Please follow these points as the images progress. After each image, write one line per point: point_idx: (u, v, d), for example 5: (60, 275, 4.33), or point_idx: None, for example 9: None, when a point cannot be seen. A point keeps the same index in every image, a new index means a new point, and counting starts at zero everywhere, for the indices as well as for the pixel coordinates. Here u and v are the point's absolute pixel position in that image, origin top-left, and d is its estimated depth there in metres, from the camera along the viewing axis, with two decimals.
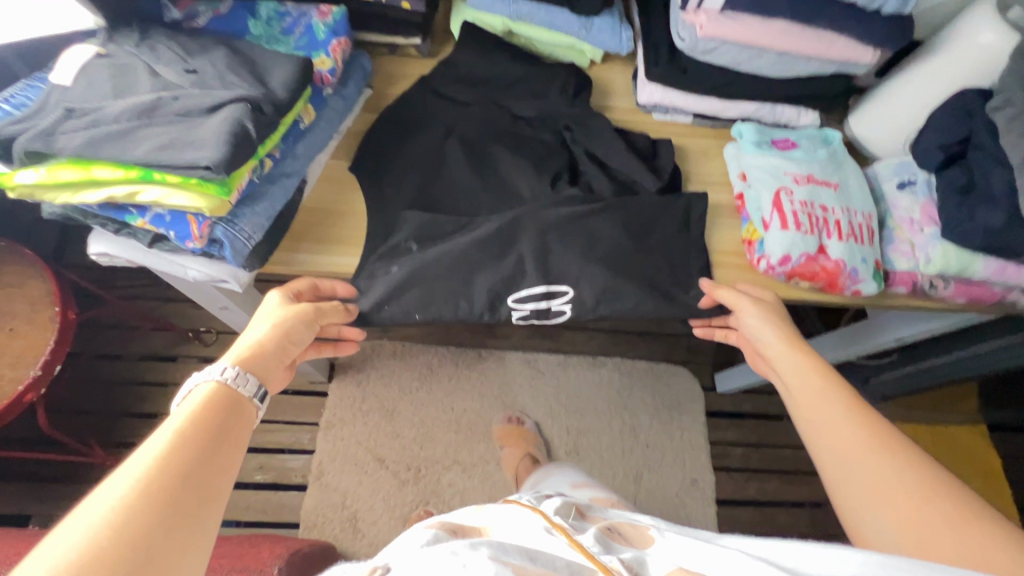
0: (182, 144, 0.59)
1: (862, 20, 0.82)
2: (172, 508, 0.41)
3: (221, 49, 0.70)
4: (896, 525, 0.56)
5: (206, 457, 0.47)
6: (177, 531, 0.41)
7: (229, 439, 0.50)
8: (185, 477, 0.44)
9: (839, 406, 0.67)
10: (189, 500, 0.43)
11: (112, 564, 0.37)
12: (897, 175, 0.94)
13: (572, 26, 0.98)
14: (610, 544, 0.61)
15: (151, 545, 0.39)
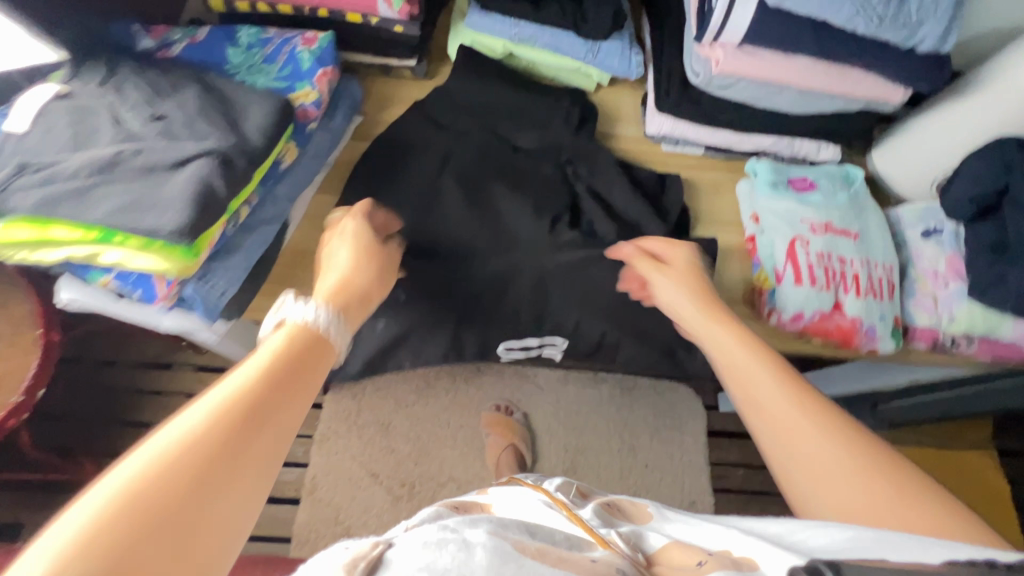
0: (145, 206, 0.54)
1: (895, 59, 0.74)
2: (235, 445, 0.38)
3: (193, 88, 0.65)
4: (838, 500, 0.50)
5: (280, 394, 0.43)
6: (236, 482, 0.38)
7: (304, 377, 0.47)
8: (254, 414, 0.41)
9: (768, 369, 0.60)
10: (251, 437, 0.39)
11: (165, 498, 0.34)
12: (922, 222, 0.88)
13: (578, 51, 0.91)
14: (608, 519, 0.60)
15: (220, 479, 0.37)
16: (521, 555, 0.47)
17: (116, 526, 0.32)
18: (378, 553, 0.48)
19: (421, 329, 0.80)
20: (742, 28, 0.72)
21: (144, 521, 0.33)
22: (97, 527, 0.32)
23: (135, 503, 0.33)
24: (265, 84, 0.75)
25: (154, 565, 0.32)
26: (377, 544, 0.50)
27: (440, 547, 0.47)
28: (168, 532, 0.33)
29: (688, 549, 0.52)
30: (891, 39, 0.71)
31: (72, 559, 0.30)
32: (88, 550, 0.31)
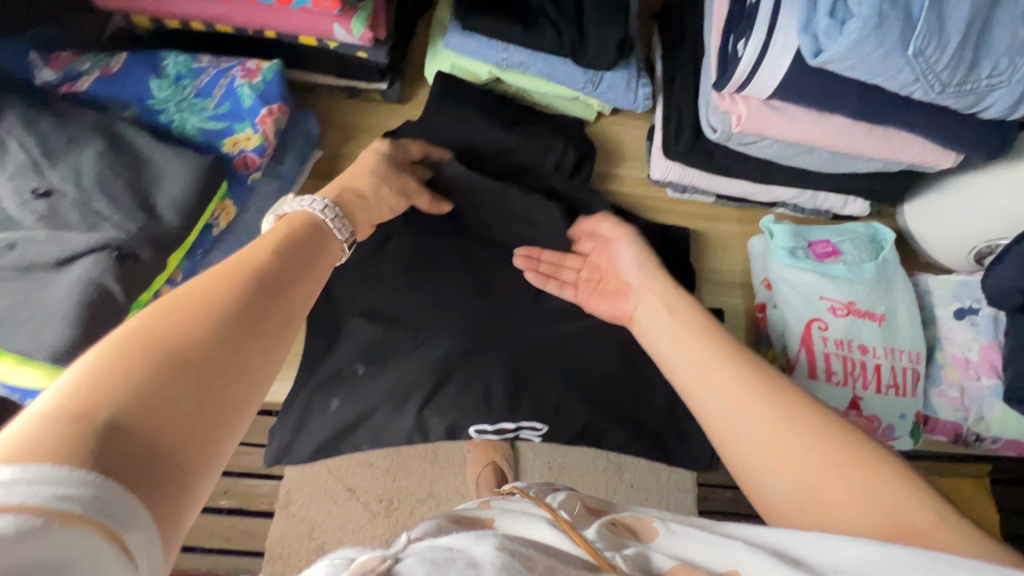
0: (18, 318, 0.44)
1: (951, 127, 0.62)
2: (228, 332, 0.33)
3: (95, 143, 0.53)
4: (796, 472, 0.41)
5: (292, 277, 0.40)
6: (249, 340, 0.34)
7: (316, 271, 0.43)
8: (266, 285, 0.37)
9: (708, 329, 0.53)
10: (266, 306, 0.36)
11: (165, 361, 0.29)
12: (957, 299, 0.78)
13: (576, 81, 0.78)
14: (613, 536, 0.39)
15: (206, 356, 0.31)
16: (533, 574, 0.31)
17: (109, 389, 0.27)
18: (388, 567, 0.30)
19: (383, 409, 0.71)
20: (772, 83, 0.60)
21: (148, 380, 0.28)
22: (92, 393, 0.27)
23: (139, 361, 0.29)
24: (197, 125, 0.62)
25: (151, 439, 0.27)
26: (384, 556, 0.31)
27: (447, 567, 0.30)
28: (173, 381, 0.29)
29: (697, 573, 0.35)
30: (953, 104, 0.59)
31: (76, 414, 0.26)
32: (89, 406, 0.26)
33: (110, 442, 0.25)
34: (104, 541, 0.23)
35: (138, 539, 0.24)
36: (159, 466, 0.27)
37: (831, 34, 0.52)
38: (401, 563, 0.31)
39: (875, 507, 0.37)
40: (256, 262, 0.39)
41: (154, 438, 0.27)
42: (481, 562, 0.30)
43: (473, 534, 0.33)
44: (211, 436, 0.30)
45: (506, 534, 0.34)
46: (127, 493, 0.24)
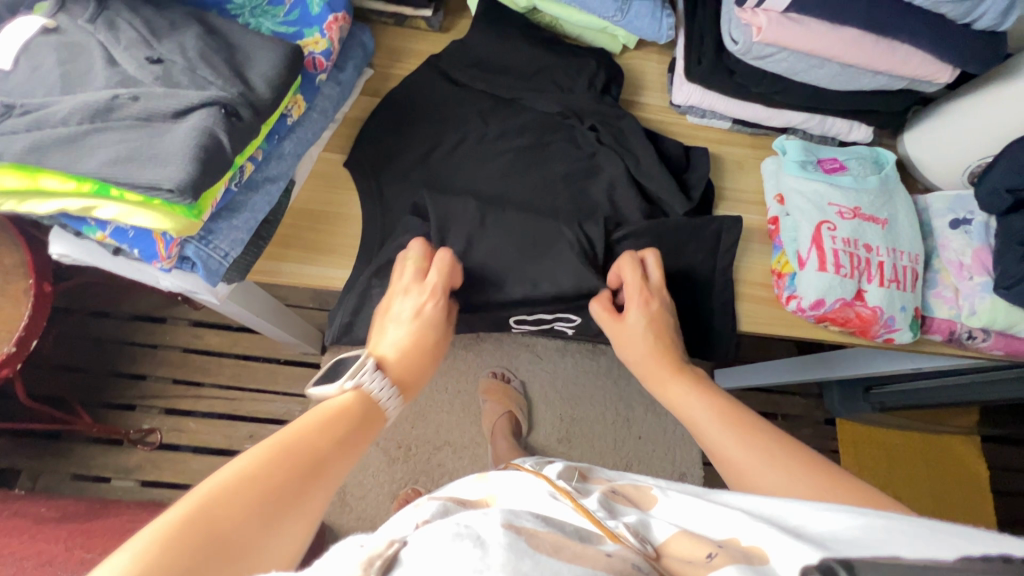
0: (141, 157, 0.50)
1: (949, 36, 0.70)
2: (266, 510, 0.44)
3: (192, 27, 0.59)
4: (770, 470, 0.58)
5: (324, 455, 0.51)
6: (278, 515, 0.44)
7: (341, 443, 0.54)
8: (305, 470, 0.49)
9: (713, 408, 0.69)
10: (299, 488, 0.47)
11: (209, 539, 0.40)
12: (951, 212, 0.85)
13: (606, 8, 0.85)
14: (614, 508, 0.53)
15: (246, 527, 0.42)
16: (538, 550, 0.40)
17: (161, 567, 0.37)
18: (394, 551, 0.40)
19: None
20: None
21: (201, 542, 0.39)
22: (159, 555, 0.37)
23: (193, 532, 0.40)
24: (271, 29, 0.70)
25: None
26: (392, 542, 0.41)
27: (456, 543, 0.39)
28: (210, 554, 0.39)
29: (696, 538, 0.46)
30: (948, 12, 0.67)
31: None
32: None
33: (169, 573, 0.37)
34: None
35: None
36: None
37: None
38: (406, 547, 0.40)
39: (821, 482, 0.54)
40: (300, 447, 0.50)
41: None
42: (486, 541, 0.39)
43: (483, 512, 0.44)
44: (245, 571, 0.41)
45: (511, 510, 0.45)
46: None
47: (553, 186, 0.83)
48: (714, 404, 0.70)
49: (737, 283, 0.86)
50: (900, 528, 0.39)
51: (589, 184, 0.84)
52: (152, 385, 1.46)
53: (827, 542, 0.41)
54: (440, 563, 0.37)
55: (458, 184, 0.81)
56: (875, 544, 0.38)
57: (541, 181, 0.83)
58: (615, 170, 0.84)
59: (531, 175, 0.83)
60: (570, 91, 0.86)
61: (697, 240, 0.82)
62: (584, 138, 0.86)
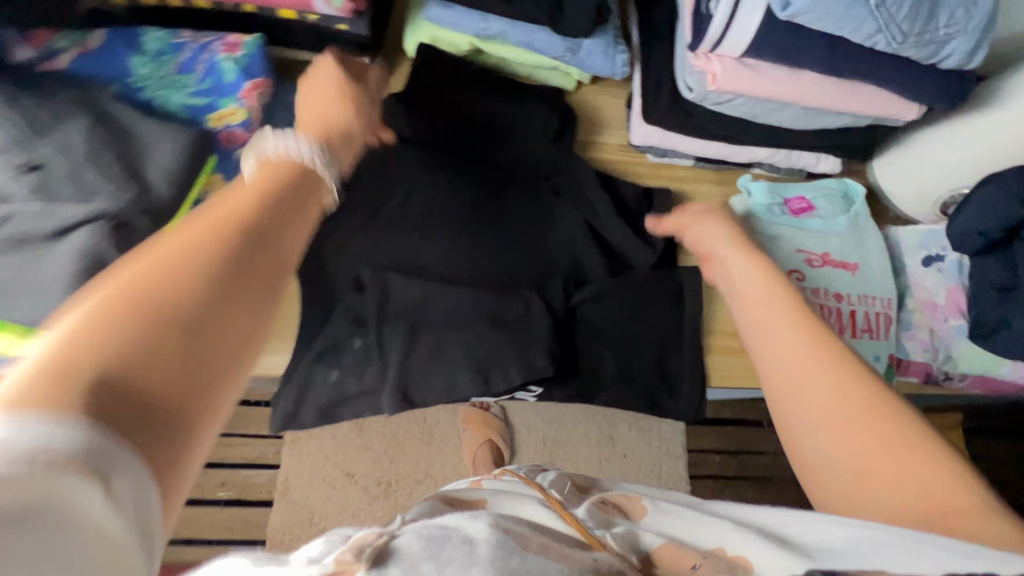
0: (19, 291, 0.45)
1: (914, 78, 0.65)
2: (219, 290, 0.29)
3: (80, 118, 0.53)
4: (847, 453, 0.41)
5: (276, 220, 0.34)
6: (233, 295, 0.29)
7: (307, 209, 0.38)
8: (260, 236, 0.32)
9: (782, 292, 0.49)
10: (255, 257, 0.31)
11: (147, 328, 0.26)
12: (924, 248, 0.82)
13: (555, 49, 0.79)
14: (599, 511, 0.43)
15: (197, 322, 0.28)
16: (527, 551, 0.32)
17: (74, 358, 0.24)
18: (385, 542, 0.32)
19: (375, 383, 0.71)
20: (745, 41, 0.62)
21: (156, 329, 0.26)
22: (56, 370, 0.23)
23: (122, 312, 0.26)
24: (183, 102, 0.63)
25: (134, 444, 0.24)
26: (381, 533, 0.33)
27: (442, 547, 0.31)
28: (140, 349, 0.25)
29: (682, 547, 0.40)
30: (912, 55, 0.62)
31: (58, 375, 0.23)
32: (51, 394, 0.23)
33: (112, 409, 0.23)
34: (92, 495, 0.22)
35: (124, 486, 0.23)
36: (165, 447, 0.25)
37: None
38: (397, 538, 0.32)
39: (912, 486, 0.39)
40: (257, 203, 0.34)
41: (163, 426, 0.25)
42: (475, 537, 0.32)
43: (469, 515, 0.34)
44: (204, 437, 0.27)
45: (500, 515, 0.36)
46: (125, 454, 0.23)
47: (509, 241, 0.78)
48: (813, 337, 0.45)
49: (706, 334, 0.81)
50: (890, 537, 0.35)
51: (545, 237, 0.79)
52: None
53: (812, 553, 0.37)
54: (426, 558, 0.30)
55: (405, 247, 0.75)
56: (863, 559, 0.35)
57: (493, 236, 0.77)
58: (571, 222, 0.79)
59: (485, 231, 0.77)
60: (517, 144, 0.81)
61: (659, 295, 0.79)
62: (538, 188, 0.80)
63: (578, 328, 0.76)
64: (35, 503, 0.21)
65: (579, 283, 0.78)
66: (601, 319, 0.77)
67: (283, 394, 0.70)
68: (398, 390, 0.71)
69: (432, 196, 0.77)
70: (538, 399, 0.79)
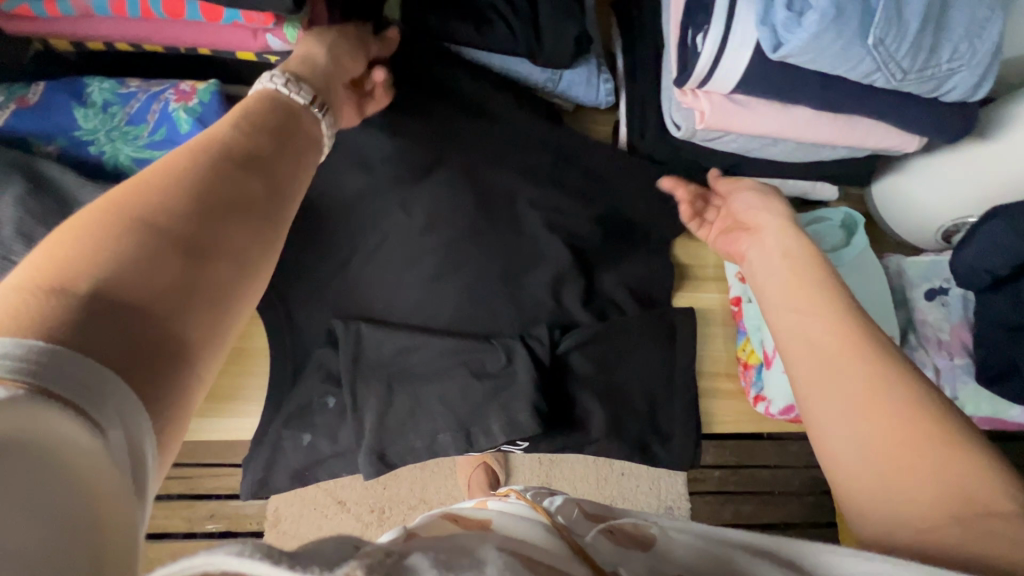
0: None
1: (915, 112, 0.61)
2: (206, 209, 0.32)
3: (16, 186, 0.49)
4: (880, 441, 0.39)
5: (266, 160, 0.38)
6: (223, 216, 0.33)
7: (286, 155, 0.41)
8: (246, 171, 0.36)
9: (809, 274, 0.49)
10: (238, 181, 0.35)
11: (142, 235, 0.29)
12: (927, 280, 0.78)
13: (535, 80, 0.75)
14: (612, 548, 0.34)
15: (192, 232, 0.31)
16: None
17: (72, 262, 0.26)
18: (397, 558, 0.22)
19: (350, 442, 0.68)
20: (734, 77, 0.58)
21: (146, 250, 0.28)
22: (61, 273, 0.26)
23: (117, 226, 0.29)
24: (131, 155, 0.58)
25: (127, 340, 0.25)
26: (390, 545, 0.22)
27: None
28: (139, 258, 0.28)
29: None
30: (914, 90, 0.58)
31: (53, 286, 0.25)
32: (58, 286, 0.25)
33: (106, 323, 0.25)
34: (76, 426, 0.22)
35: (115, 433, 0.23)
36: (164, 366, 0.27)
37: (790, 26, 0.50)
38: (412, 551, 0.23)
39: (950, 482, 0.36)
40: (232, 145, 0.37)
41: (164, 338, 0.27)
42: (482, 560, 0.24)
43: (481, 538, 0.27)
44: (201, 355, 0.30)
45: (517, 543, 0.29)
46: (118, 385, 0.24)
47: (490, 286, 0.71)
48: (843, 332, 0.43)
49: (701, 375, 0.78)
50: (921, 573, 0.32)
51: (529, 278, 0.72)
52: None
53: None
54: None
55: (378, 295, 0.70)
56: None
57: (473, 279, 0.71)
58: (559, 266, 0.73)
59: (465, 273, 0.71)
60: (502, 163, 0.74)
61: (649, 340, 0.75)
62: (526, 219, 0.73)
63: (565, 377, 0.72)
64: (19, 435, 0.20)
65: (569, 328, 0.73)
66: (590, 367, 0.72)
67: (254, 457, 0.67)
68: (376, 451, 0.67)
69: (404, 236, 0.71)
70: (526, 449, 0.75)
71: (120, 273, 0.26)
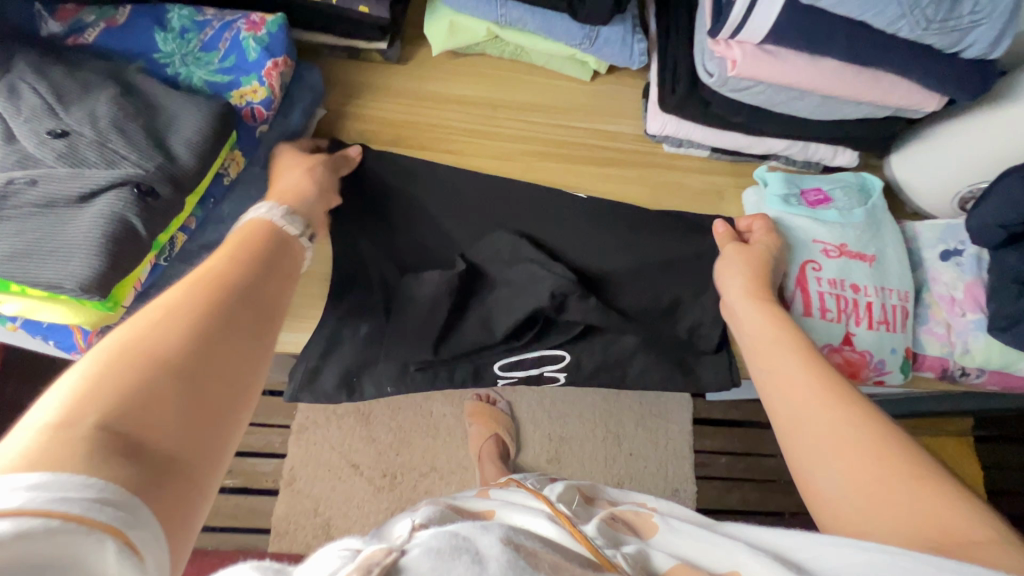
0: (42, 251, 0.45)
1: (938, 67, 0.65)
2: (215, 312, 0.41)
3: (106, 89, 0.53)
4: (855, 481, 0.46)
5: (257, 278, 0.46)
6: (222, 323, 0.41)
7: (275, 271, 0.49)
8: (236, 287, 0.44)
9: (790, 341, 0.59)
10: (238, 297, 0.43)
11: (149, 361, 0.36)
12: (942, 242, 0.81)
13: (573, 36, 0.79)
14: (617, 537, 0.46)
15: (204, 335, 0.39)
16: (536, 569, 0.37)
17: (106, 387, 0.34)
18: (393, 559, 0.37)
19: (403, 338, 0.71)
20: (765, 27, 0.63)
21: (152, 369, 0.36)
22: (78, 399, 0.33)
23: (135, 355, 0.36)
24: (204, 78, 0.63)
25: (153, 414, 0.34)
26: (390, 550, 0.37)
27: (453, 558, 0.36)
28: (159, 376, 0.35)
29: (693, 568, 0.42)
30: (935, 44, 0.61)
31: (77, 418, 0.32)
32: (81, 412, 0.32)
33: (127, 425, 0.33)
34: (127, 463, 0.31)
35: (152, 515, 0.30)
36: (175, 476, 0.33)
37: None
38: (404, 556, 0.37)
39: (921, 512, 0.42)
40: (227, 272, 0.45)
41: (144, 446, 0.33)
42: (486, 556, 0.37)
43: (480, 526, 0.40)
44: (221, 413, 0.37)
45: (512, 527, 0.42)
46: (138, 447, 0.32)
47: (503, 216, 0.79)
48: (821, 379, 0.53)
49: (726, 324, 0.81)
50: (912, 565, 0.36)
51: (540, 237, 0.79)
52: None
53: None
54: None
55: (433, 212, 0.78)
56: None
57: (488, 189, 0.79)
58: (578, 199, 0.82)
59: (474, 249, 0.76)
60: (514, 312, 0.71)
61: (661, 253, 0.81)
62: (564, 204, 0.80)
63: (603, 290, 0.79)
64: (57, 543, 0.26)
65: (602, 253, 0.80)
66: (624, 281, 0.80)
67: (308, 362, 0.73)
68: (441, 368, 0.74)
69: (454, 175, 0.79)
70: (567, 379, 0.78)
71: (133, 395, 0.34)
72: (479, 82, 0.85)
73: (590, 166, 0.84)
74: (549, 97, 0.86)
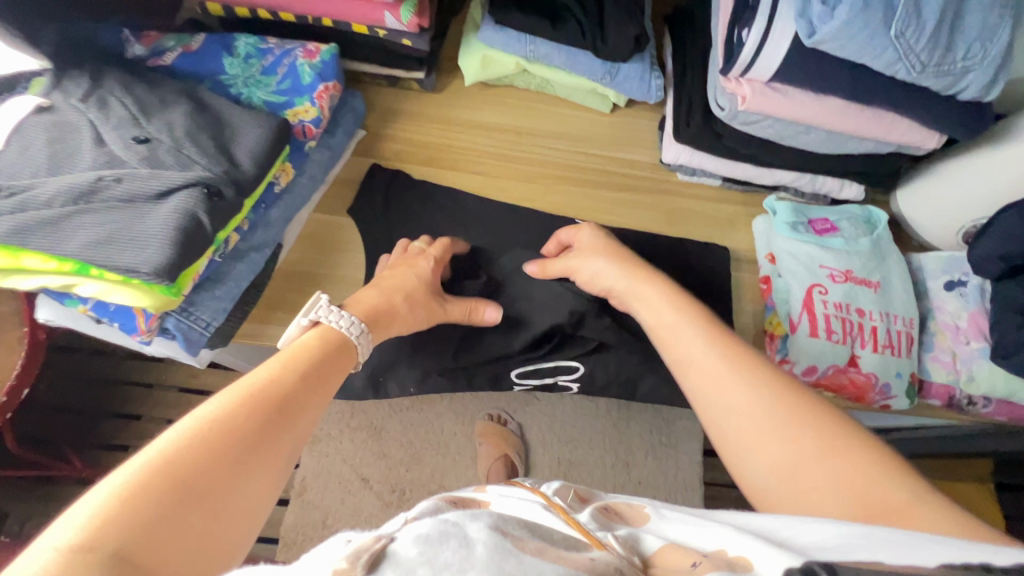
0: (120, 239, 0.51)
1: (935, 107, 0.69)
2: (264, 431, 0.42)
3: (182, 104, 0.61)
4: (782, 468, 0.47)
5: (305, 394, 0.48)
6: (265, 437, 0.42)
7: (322, 377, 0.51)
8: (285, 401, 0.45)
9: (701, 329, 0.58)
10: (289, 404, 0.45)
11: (187, 476, 0.37)
12: (946, 273, 0.84)
13: (595, 71, 0.86)
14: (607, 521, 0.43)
15: (246, 446, 0.41)
16: (523, 551, 0.35)
17: (147, 496, 0.35)
18: (383, 546, 0.35)
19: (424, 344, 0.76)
20: (772, 66, 0.69)
21: (193, 476, 0.37)
22: (112, 511, 0.34)
23: (179, 466, 0.37)
24: (263, 98, 0.71)
25: (182, 527, 0.35)
26: (379, 538, 0.35)
27: (442, 542, 0.34)
28: (191, 492, 0.37)
29: (684, 548, 0.38)
30: (931, 85, 0.66)
31: (113, 538, 0.33)
32: (114, 528, 0.33)
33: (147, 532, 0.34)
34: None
35: None
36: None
37: (824, 17, 0.61)
38: (394, 541, 0.35)
39: (845, 480, 0.44)
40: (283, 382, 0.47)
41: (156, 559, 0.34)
42: (474, 540, 0.34)
43: (469, 514, 0.37)
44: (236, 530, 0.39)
45: (499, 515, 0.39)
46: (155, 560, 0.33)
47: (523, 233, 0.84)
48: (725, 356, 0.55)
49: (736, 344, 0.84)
50: (892, 534, 0.32)
51: None
52: (149, 428, 1.28)
53: (814, 551, 0.33)
54: (423, 563, 0.33)
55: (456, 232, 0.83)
56: (860, 552, 0.31)
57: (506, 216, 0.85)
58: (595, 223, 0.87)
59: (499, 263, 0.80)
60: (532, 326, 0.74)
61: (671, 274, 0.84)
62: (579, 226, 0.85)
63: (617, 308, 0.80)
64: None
65: None
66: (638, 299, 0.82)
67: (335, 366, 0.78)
68: (462, 375, 0.79)
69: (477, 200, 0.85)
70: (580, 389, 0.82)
71: (165, 512, 0.35)
72: (507, 111, 0.92)
73: (608, 192, 0.89)
74: (571, 126, 0.92)
